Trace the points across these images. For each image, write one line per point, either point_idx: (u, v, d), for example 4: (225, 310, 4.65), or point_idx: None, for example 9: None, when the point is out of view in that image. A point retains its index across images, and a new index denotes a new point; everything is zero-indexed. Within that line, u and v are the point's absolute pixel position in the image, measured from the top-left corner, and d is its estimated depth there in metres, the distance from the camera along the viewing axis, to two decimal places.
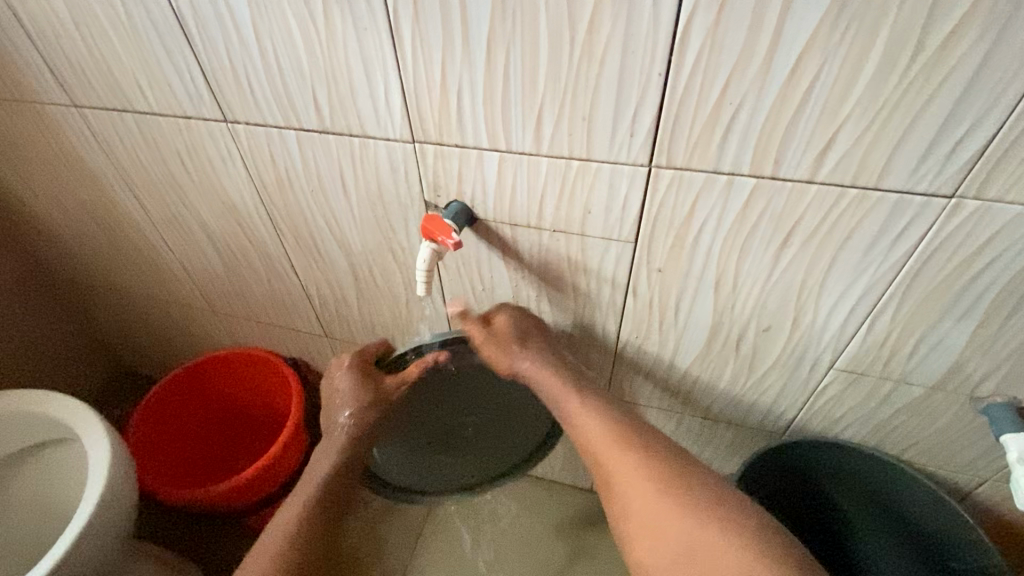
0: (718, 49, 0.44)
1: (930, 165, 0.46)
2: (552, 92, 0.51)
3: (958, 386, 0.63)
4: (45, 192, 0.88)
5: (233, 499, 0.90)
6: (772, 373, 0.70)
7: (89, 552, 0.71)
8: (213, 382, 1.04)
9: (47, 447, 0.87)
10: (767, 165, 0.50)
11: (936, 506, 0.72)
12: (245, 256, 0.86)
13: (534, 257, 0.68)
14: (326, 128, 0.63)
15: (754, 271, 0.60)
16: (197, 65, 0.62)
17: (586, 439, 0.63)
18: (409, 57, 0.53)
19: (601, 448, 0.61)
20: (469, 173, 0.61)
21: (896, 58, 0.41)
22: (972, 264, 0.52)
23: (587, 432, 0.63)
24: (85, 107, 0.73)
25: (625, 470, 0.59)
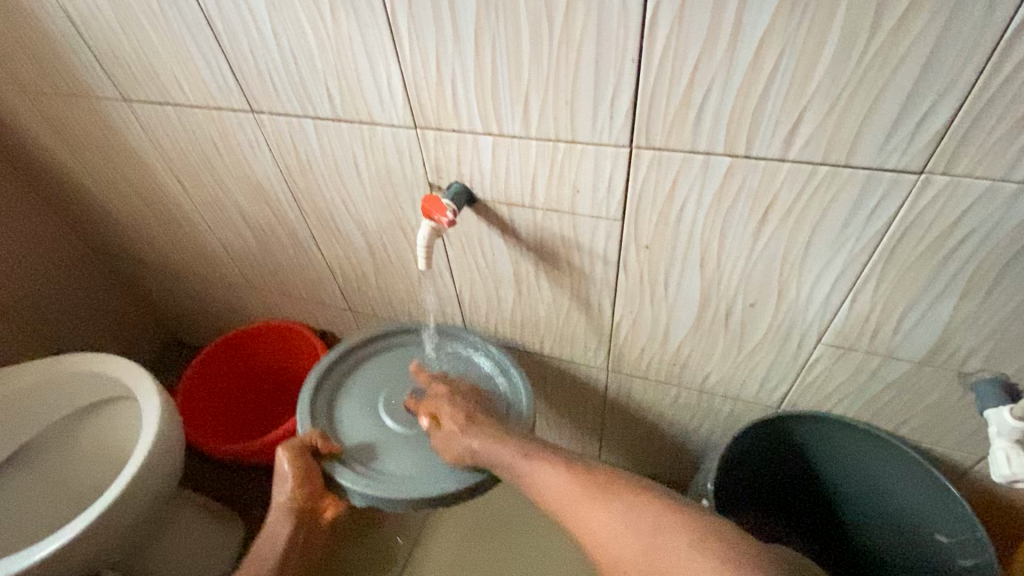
0: (685, 35, 0.47)
1: (897, 141, 0.48)
2: (536, 78, 0.55)
3: (946, 361, 0.64)
4: (102, 178, 0.99)
5: (266, 454, 1.00)
6: (761, 348, 0.73)
7: (140, 492, 0.81)
8: (250, 350, 1.14)
9: (108, 402, 0.99)
10: (740, 144, 0.53)
11: (922, 478, 0.73)
12: (274, 235, 0.94)
13: (530, 234, 0.72)
14: (338, 116, 0.69)
15: (737, 247, 0.62)
16: (225, 61, 0.69)
17: (545, 494, 0.62)
18: (407, 49, 0.58)
19: (551, 488, 0.61)
20: (466, 156, 0.66)
21: (854, 40, 0.44)
22: (948, 238, 0.53)
23: (547, 491, 0.62)
24: (133, 101, 0.82)
25: (591, 516, 0.57)
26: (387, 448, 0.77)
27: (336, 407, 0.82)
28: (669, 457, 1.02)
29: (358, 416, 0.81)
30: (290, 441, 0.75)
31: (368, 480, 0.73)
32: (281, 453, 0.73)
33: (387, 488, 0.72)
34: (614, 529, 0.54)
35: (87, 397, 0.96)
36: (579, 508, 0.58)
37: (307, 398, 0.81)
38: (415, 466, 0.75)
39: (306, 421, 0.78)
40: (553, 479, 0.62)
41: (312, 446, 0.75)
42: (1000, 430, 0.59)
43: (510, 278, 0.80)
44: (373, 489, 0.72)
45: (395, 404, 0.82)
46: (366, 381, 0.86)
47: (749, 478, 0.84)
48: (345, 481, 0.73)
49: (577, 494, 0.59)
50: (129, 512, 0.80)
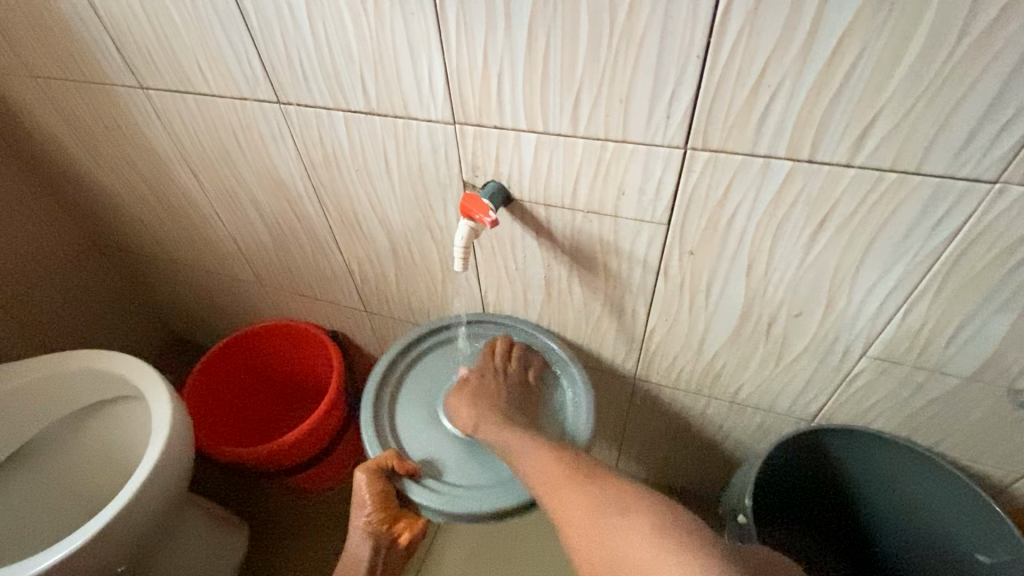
0: (758, 32, 0.45)
1: (973, 150, 0.46)
2: (590, 75, 0.53)
3: (997, 378, 0.62)
4: (112, 169, 0.95)
5: (277, 459, 0.96)
6: (802, 359, 0.71)
7: (149, 499, 0.78)
8: (259, 351, 1.11)
9: (112, 402, 0.95)
10: (804, 149, 0.51)
11: (963, 496, 0.71)
12: (292, 232, 0.91)
13: (566, 237, 0.69)
14: (372, 109, 0.66)
15: (787, 256, 0.60)
16: (254, 49, 0.66)
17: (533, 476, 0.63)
18: (452, 40, 0.55)
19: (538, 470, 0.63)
20: (507, 154, 0.63)
21: (939, 43, 0.42)
22: (1013, 253, 0.51)
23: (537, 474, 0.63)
24: (151, 90, 0.78)
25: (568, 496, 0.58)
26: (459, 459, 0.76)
27: (397, 419, 0.80)
28: (692, 467, 1.00)
29: (420, 425, 0.79)
30: (365, 461, 0.72)
31: (443, 497, 0.71)
32: (357, 473, 0.71)
33: (462, 505, 0.71)
34: (588, 509, 0.55)
35: (92, 398, 0.92)
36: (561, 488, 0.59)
37: (370, 407, 0.79)
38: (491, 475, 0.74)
39: (371, 435, 0.76)
40: (541, 464, 0.64)
41: (388, 468, 0.72)
42: None
43: (540, 281, 0.77)
44: (451, 506, 0.70)
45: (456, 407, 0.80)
46: (424, 382, 0.83)
47: (780, 495, 0.81)
48: (420, 498, 0.71)
49: (561, 477, 0.61)
50: (138, 521, 0.77)
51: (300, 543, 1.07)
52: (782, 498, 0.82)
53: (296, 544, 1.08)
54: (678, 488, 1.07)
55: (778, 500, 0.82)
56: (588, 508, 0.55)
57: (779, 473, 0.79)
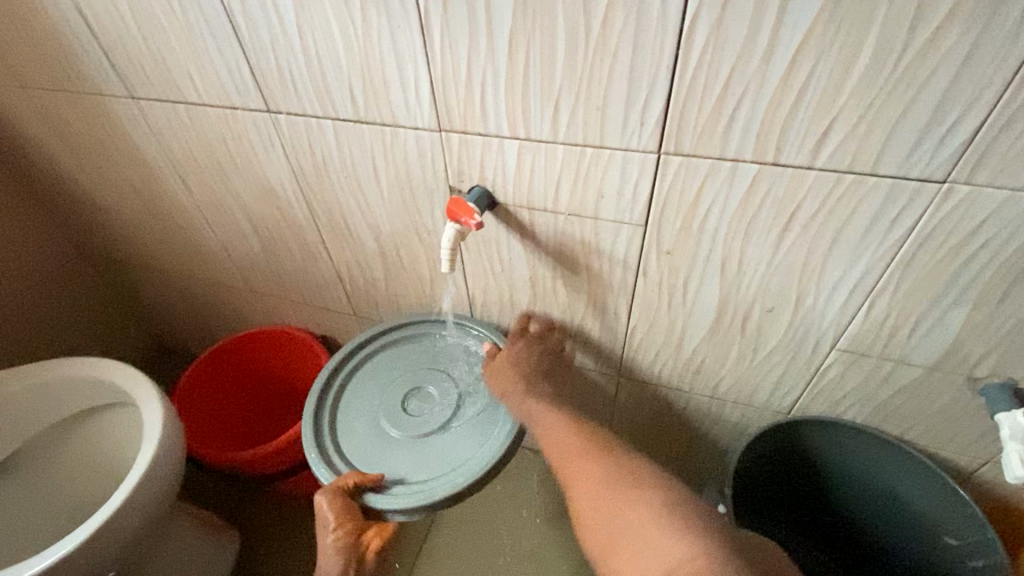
0: (721, 44, 0.48)
1: (922, 151, 0.50)
2: (569, 84, 0.56)
3: (957, 367, 0.66)
4: (101, 178, 0.96)
5: (267, 463, 0.97)
6: (776, 354, 0.74)
7: (141, 502, 0.79)
8: (250, 356, 1.12)
9: (100, 411, 0.95)
10: (768, 152, 0.54)
11: (930, 481, 0.75)
12: (281, 238, 0.92)
13: (550, 239, 0.72)
14: (360, 117, 0.68)
15: (758, 253, 0.63)
16: (245, 60, 0.68)
17: (550, 450, 0.69)
18: (438, 51, 0.58)
19: (562, 446, 0.68)
20: (490, 159, 0.66)
21: (886, 53, 0.45)
22: (964, 248, 0.55)
23: (552, 444, 0.69)
24: (142, 100, 0.80)
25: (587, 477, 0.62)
26: (398, 454, 0.77)
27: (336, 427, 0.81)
28: (677, 462, 1.03)
29: (362, 431, 0.80)
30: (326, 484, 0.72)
31: (395, 496, 0.72)
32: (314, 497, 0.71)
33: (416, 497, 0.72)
34: (596, 488, 0.60)
35: (81, 406, 0.93)
36: (577, 469, 0.64)
37: (309, 422, 0.80)
38: (426, 469, 0.75)
39: (312, 447, 0.77)
40: (560, 441, 0.68)
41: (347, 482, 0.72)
42: (1014, 432, 0.61)
43: (526, 282, 0.80)
44: (389, 502, 0.71)
45: (396, 413, 0.81)
46: (366, 391, 0.84)
47: (760, 485, 0.84)
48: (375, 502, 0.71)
49: (574, 452, 0.66)
50: (130, 524, 0.78)
51: (292, 547, 1.08)
52: (762, 489, 0.85)
53: (289, 549, 1.08)
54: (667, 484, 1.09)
55: (759, 491, 0.85)
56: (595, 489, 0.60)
57: (759, 463, 0.82)
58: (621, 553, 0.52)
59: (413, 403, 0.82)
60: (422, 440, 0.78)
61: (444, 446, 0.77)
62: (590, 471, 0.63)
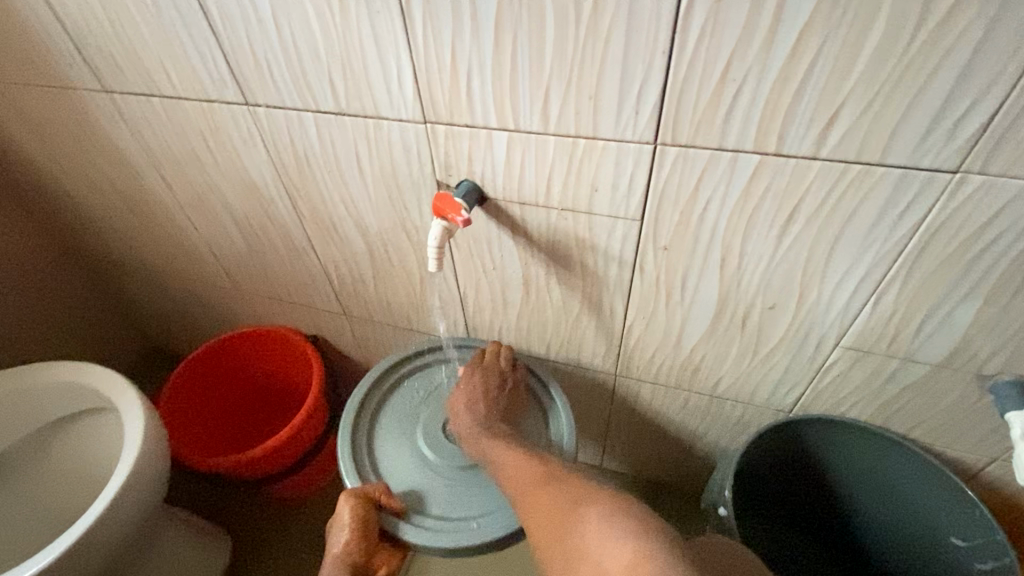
0: (720, 27, 0.45)
1: (934, 139, 0.47)
2: (559, 73, 0.52)
3: (965, 365, 0.63)
4: (79, 175, 0.93)
5: (256, 468, 0.95)
6: (777, 352, 0.71)
7: (123, 511, 0.76)
8: (239, 357, 1.09)
9: (80, 416, 0.92)
10: (770, 142, 0.51)
11: (937, 481, 0.73)
12: (267, 237, 0.89)
13: (542, 236, 0.69)
14: (342, 110, 0.65)
15: (759, 248, 0.60)
16: (220, 50, 0.65)
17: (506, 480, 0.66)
18: (420, 38, 0.55)
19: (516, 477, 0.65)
20: (479, 152, 0.63)
21: (898, 35, 0.42)
22: (976, 241, 0.53)
23: (506, 474, 0.67)
24: (115, 93, 0.76)
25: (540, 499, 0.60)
26: (441, 484, 0.75)
27: (376, 451, 0.78)
28: (677, 463, 1.01)
29: (402, 458, 0.78)
30: (350, 490, 0.71)
31: (431, 532, 0.71)
32: (343, 504, 0.69)
33: (456, 536, 0.70)
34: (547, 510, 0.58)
35: (60, 412, 0.90)
36: (530, 491, 0.63)
37: (347, 446, 0.77)
38: (470, 505, 0.73)
39: (352, 472, 0.75)
40: (512, 466, 0.67)
41: (373, 498, 0.71)
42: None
43: (519, 280, 0.77)
44: (439, 540, 0.70)
45: (438, 437, 0.79)
46: (398, 416, 0.82)
47: (761, 486, 0.82)
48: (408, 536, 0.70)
49: (526, 481, 0.64)
50: (111, 535, 0.75)
51: (285, 551, 1.06)
52: (764, 490, 0.83)
53: (280, 557, 1.06)
54: (667, 484, 1.07)
55: (761, 493, 0.83)
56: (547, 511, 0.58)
57: (761, 463, 0.80)
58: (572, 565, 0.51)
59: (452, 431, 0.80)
60: (465, 473, 0.76)
61: (487, 481, 0.76)
62: (541, 490, 0.61)
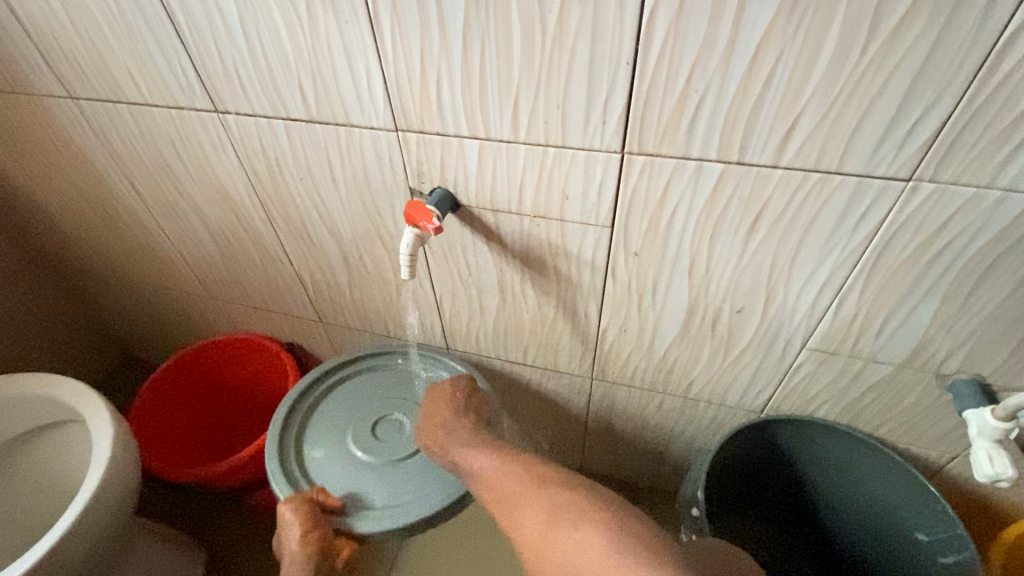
0: (681, 39, 0.46)
1: (888, 148, 0.49)
2: (527, 82, 0.53)
3: (925, 364, 0.65)
4: (45, 183, 0.91)
5: (230, 478, 0.93)
6: (747, 354, 0.73)
7: (90, 526, 0.74)
8: (214, 365, 1.07)
9: (43, 429, 0.90)
10: (733, 151, 0.52)
11: (902, 477, 0.75)
12: (239, 243, 0.88)
13: (515, 242, 0.70)
14: (312, 117, 0.65)
15: (726, 253, 0.62)
16: (188, 57, 0.64)
17: (492, 491, 0.62)
18: (389, 46, 0.55)
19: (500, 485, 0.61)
20: (451, 159, 0.63)
21: (850, 48, 0.44)
22: (930, 246, 0.54)
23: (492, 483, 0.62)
24: (81, 100, 0.75)
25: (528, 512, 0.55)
26: (377, 480, 0.76)
27: (305, 461, 0.78)
28: (655, 464, 1.02)
29: (335, 462, 0.78)
30: (290, 496, 0.72)
31: (381, 518, 0.72)
32: (283, 512, 0.70)
33: (403, 515, 0.73)
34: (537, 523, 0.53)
35: (22, 425, 0.88)
36: (502, 492, 0.60)
37: (276, 449, 0.78)
38: (402, 494, 0.75)
39: (285, 483, 0.75)
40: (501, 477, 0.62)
41: (314, 500, 0.72)
42: (981, 430, 0.61)
43: (494, 286, 0.78)
44: (391, 521, 0.72)
45: (367, 437, 0.80)
46: (330, 419, 0.83)
47: (733, 483, 0.84)
48: (362, 526, 0.72)
49: (514, 493, 0.58)
50: (78, 552, 0.73)
51: (263, 562, 1.05)
52: (735, 487, 0.85)
53: (258, 567, 1.04)
54: (645, 486, 1.09)
55: (731, 490, 0.84)
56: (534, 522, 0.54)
57: (733, 461, 0.81)
58: (554, 570, 0.48)
59: (382, 429, 0.81)
60: (396, 465, 0.78)
61: (418, 469, 0.77)
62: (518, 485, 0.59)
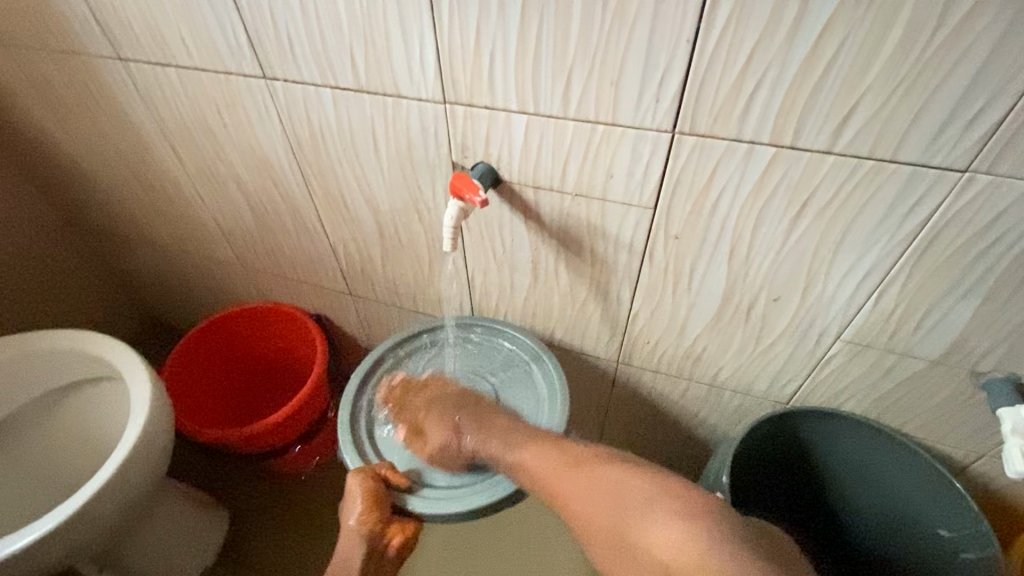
0: (746, 17, 0.46)
1: (946, 138, 0.48)
2: (582, 57, 0.53)
3: (961, 362, 0.65)
4: (88, 144, 0.92)
5: (257, 443, 0.96)
6: (779, 343, 0.73)
7: (126, 480, 0.76)
8: (243, 332, 1.09)
9: (71, 390, 0.93)
10: (787, 135, 0.52)
11: (928, 474, 0.75)
12: (275, 213, 0.89)
13: (554, 221, 0.70)
14: (361, 87, 0.65)
15: (768, 240, 0.62)
16: (240, 22, 0.65)
17: (530, 472, 0.61)
18: (445, 16, 0.55)
19: (538, 470, 0.60)
20: (497, 134, 0.63)
21: (918, 33, 0.43)
22: (980, 239, 0.54)
23: (529, 469, 0.61)
24: (130, 62, 0.76)
25: (572, 489, 0.55)
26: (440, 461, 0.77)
27: (375, 424, 0.80)
28: (673, 452, 1.02)
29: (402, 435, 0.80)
30: (358, 468, 0.73)
31: (439, 499, 0.73)
32: (352, 479, 0.71)
33: (461, 499, 0.72)
34: (586, 497, 0.53)
35: (53, 384, 0.90)
36: (554, 482, 0.57)
37: (347, 413, 0.80)
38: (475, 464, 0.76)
39: (357, 455, 0.77)
40: (538, 459, 0.61)
41: (382, 476, 0.73)
42: (1015, 427, 0.62)
43: (528, 265, 0.78)
44: (451, 504, 0.72)
45: None
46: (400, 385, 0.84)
47: (756, 472, 0.84)
48: (421, 505, 0.72)
49: (558, 469, 0.58)
50: (113, 504, 0.76)
51: (282, 527, 1.08)
52: (757, 476, 0.85)
53: (277, 531, 1.07)
54: None
55: (753, 480, 0.85)
56: (581, 497, 0.53)
57: (756, 450, 0.82)
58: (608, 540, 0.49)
59: None
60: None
61: None
62: (561, 475, 0.57)
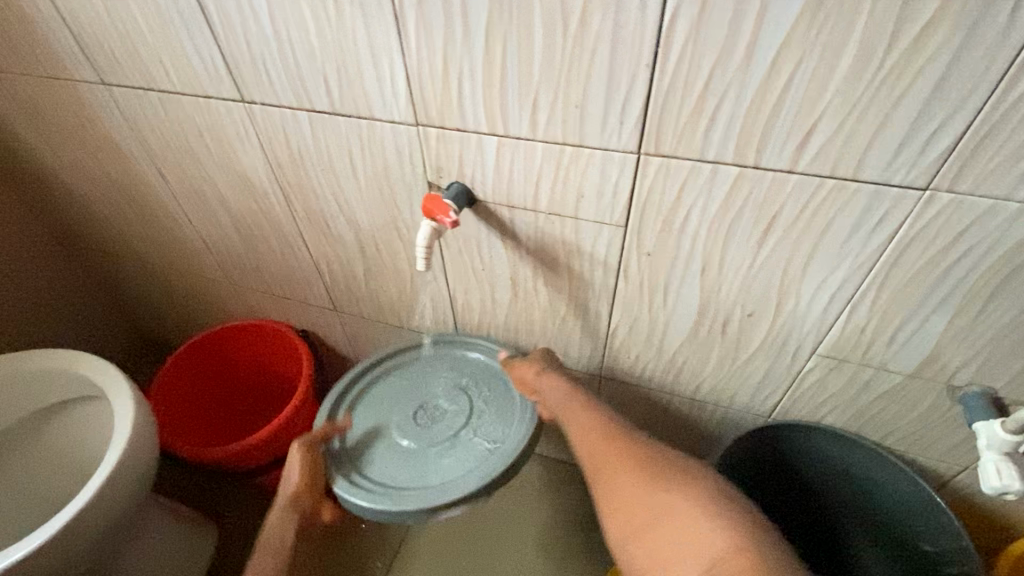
0: (702, 41, 0.47)
1: (905, 157, 0.49)
2: (547, 81, 0.54)
3: (936, 375, 0.65)
4: (75, 166, 0.94)
5: (243, 460, 0.96)
6: (756, 358, 0.73)
7: (108, 501, 0.77)
8: (233, 348, 1.10)
9: (57, 408, 0.93)
10: (750, 154, 0.53)
11: (910, 488, 0.75)
12: (260, 231, 0.90)
13: (530, 238, 0.71)
14: (336, 110, 0.66)
15: (739, 257, 0.62)
16: (217, 47, 0.66)
17: (573, 431, 0.70)
18: (413, 42, 0.56)
19: (587, 435, 0.68)
20: (469, 155, 0.64)
21: (870, 55, 0.44)
22: (946, 255, 0.54)
23: (580, 435, 0.69)
24: (113, 87, 0.77)
25: (616, 466, 0.64)
26: (396, 460, 0.76)
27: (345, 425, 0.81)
28: None
29: (366, 434, 0.80)
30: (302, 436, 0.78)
31: (375, 493, 0.72)
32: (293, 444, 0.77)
33: (398, 500, 0.71)
34: (626, 478, 0.62)
35: (38, 403, 0.91)
36: (600, 453, 0.66)
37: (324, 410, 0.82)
38: (434, 474, 0.74)
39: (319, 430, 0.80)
40: (589, 427, 0.69)
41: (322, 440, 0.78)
42: (991, 442, 0.61)
43: (507, 282, 0.79)
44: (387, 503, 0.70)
45: (406, 420, 0.80)
46: (379, 393, 0.85)
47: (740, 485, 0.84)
48: (351, 489, 0.72)
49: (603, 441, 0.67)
50: (96, 525, 0.76)
51: None
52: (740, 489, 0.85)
53: None
54: None
55: None
56: (624, 476, 0.62)
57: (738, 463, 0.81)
58: (642, 514, 0.58)
59: (423, 416, 0.81)
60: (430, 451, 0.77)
61: (448, 459, 0.75)
62: (613, 451, 0.65)
